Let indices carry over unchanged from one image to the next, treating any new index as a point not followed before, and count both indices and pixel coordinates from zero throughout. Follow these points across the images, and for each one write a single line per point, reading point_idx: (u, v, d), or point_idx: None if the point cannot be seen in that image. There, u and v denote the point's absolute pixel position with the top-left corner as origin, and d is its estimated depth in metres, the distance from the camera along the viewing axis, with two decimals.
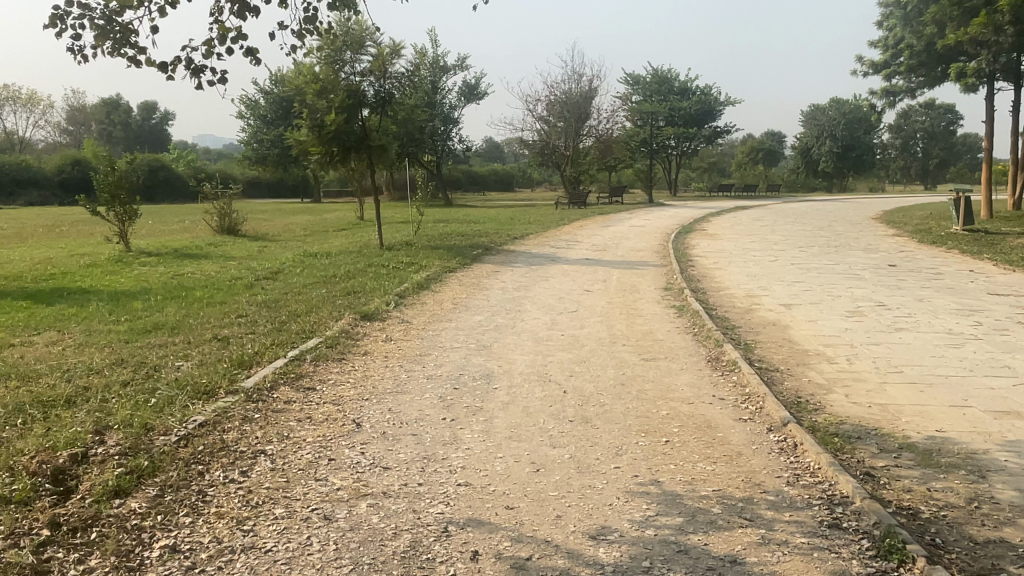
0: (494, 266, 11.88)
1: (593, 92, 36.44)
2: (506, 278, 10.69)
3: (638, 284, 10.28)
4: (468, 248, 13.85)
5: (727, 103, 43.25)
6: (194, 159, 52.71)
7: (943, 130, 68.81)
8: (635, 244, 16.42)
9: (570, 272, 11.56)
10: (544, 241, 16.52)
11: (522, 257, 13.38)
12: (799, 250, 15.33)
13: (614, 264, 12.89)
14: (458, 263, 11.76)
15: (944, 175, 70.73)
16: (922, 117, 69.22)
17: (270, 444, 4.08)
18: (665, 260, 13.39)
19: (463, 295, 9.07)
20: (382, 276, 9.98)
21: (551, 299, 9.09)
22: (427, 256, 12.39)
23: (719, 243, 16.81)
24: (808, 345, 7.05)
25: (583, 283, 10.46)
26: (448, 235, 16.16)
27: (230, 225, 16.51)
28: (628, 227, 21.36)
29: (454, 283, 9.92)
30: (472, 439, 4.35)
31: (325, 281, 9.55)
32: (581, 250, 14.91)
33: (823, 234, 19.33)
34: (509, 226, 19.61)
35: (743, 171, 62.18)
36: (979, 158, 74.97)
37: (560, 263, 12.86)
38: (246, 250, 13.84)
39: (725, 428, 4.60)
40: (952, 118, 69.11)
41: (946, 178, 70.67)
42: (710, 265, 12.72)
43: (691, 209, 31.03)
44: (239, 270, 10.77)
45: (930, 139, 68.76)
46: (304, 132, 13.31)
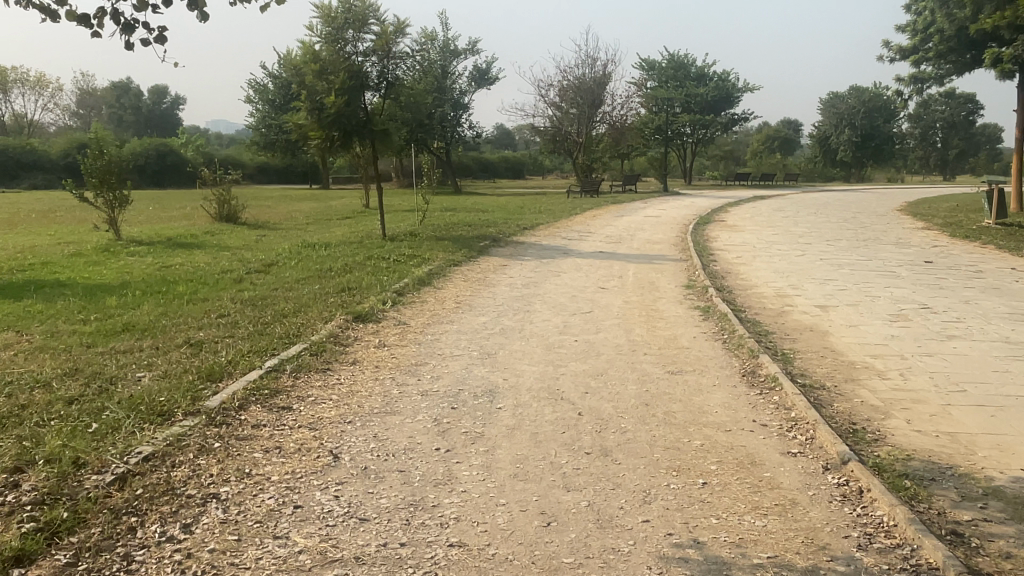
0: (502, 259, 11.15)
1: (607, 78, 35.43)
2: (515, 273, 9.95)
3: (657, 282, 9.52)
4: (476, 239, 13.13)
5: (745, 89, 42.22)
6: (202, 143, 52.17)
7: (964, 120, 67.30)
8: (652, 236, 15.62)
9: (584, 267, 10.81)
10: (557, 232, 15.77)
11: (533, 249, 12.64)
12: (826, 244, 14.52)
13: (631, 257, 12.13)
14: (465, 256, 11.04)
15: (965, 165, 69.21)
16: (943, 106, 67.73)
17: (225, 485, 3.37)
18: (685, 253, 12.62)
19: (467, 293, 8.34)
20: (382, 270, 9.26)
21: (563, 298, 8.36)
22: (431, 248, 11.67)
23: (741, 235, 16.01)
24: (852, 356, 6.29)
25: (597, 279, 9.72)
26: (455, 225, 15.41)
27: (228, 213, 15.82)
28: (643, 218, 20.59)
29: (459, 279, 9.20)
30: (470, 478, 3.63)
31: (320, 275, 8.84)
32: (595, 243, 14.15)
33: (848, 227, 18.46)
34: (520, 215, 18.86)
35: (760, 159, 61.09)
36: (1001, 148, 73.33)
37: (572, 256, 12.12)
38: (243, 239, 13.16)
39: (773, 467, 3.86)
40: (974, 107, 67.59)
41: (967, 169, 69.16)
42: (734, 260, 11.93)
43: (707, 198, 30.16)
44: (230, 262, 10.08)
45: (951, 128, 67.28)
46: (303, 116, 12.49)
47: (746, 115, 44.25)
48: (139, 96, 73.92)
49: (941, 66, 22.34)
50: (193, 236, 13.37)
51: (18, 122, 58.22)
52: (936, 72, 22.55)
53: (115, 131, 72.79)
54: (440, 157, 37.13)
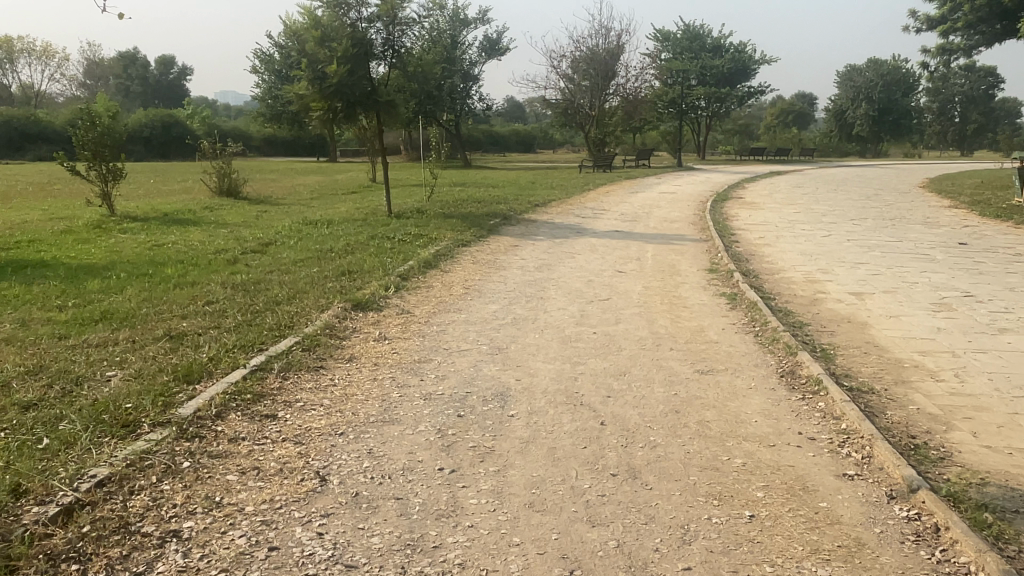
0: (513, 240, 10.60)
1: (621, 49, 34.37)
2: (527, 255, 9.39)
3: (678, 265, 8.94)
4: (486, 217, 12.57)
5: (762, 61, 40.99)
6: (209, 114, 51.54)
7: (985, 94, 65.75)
8: (669, 214, 14.99)
9: (601, 248, 10.24)
10: (570, 209, 15.16)
11: (546, 228, 12.06)
12: (852, 223, 13.85)
13: (648, 237, 11.53)
14: (473, 236, 10.48)
15: (984, 141, 67.75)
16: (963, 80, 66.02)
17: (190, 519, 2.87)
18: (705, 233, 12.03)
19: (476, 277, 7.79)
20: (385, 251, 8.72)
21: (578, 283, 7.81)
22: (438, 226, 11.13)
23: (762, 214, 15.35)
24: (899, 353, 5.71)
25: (614, 262, 9.16)
26: (464, 201, 14.84)
27: (229, 187, 15.29)
28: (659, 194, 19.93)
29: (467, 261, 8.65)
30: (478, 508, 3.11)
31: (320, 256, 8.30)
32: (610, 221, 13.55)
33: (872, 205, 17.77)
34: (531, 191, 18.23)
35: (775, 134, 59.94)
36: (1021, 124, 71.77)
37: (587, 235, 11.53)
38: (244, 216, 12.64)
39: (831, 496, 3.33)
40: (995, 81, 66.03)
41: (986, 144, 67.72)
42: (758, 241, 11.31)
43: (723, 173, 29.40)
44: (226, 241, 9.55)
45: (970, 102, 65.65)
46: (304, 86, 11.83)
47: (763, 87, 43.10)
48: (147, 66, 73.15)
49: (971, 36, 21.35)
50: (191, 212, 12.86)
51: (26, 93, 57.77)
52: (965, 42, 21.56)
53: (123, 102, 72.16)
54: (450, 130, 36.40)
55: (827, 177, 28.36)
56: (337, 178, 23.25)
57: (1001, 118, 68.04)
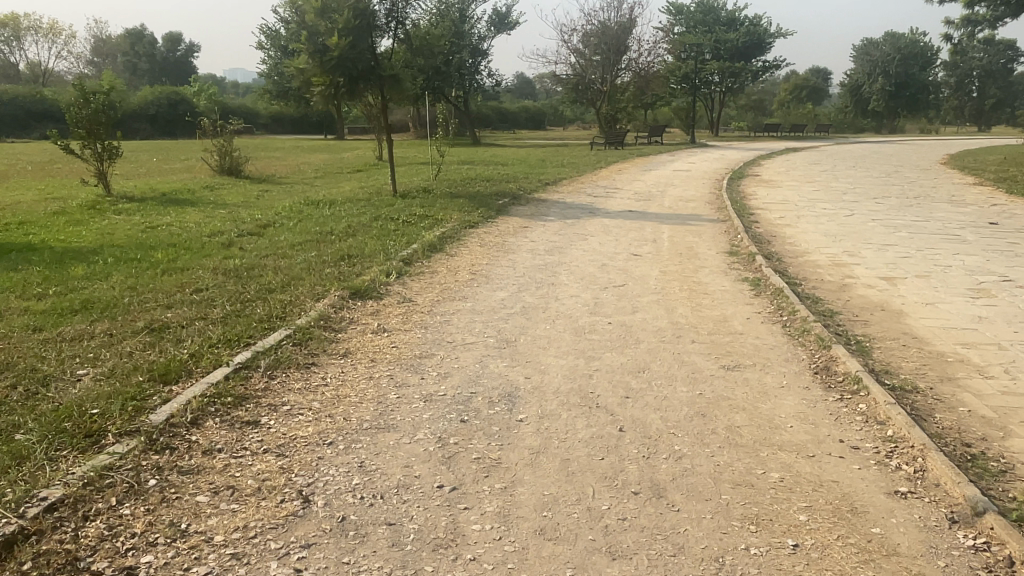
0: (523, 220, 10.17)
1: (633, 23, 33.36)
2: (537, 237, 8.96)
3: (697, 248, 8.50)
4: (494, 196, 12.13)
5: (779, 34, 40.11)
6: (216, 92, 51.05)
7: (1004, 68, 64.27)
8: (684, 193, 14.48)
9: (615, 229, 9.79)
10: (581, 187, 14.67)
11: (557, 208, 11.60)
12: (875, 202, 13.32)
13: (664, 218, 11.06)
14: (481, 217, 10.04)
15: (1003, 116, 66.36)
16: (982, 53, 64.45)
17: (149, 553, 2.50)
18: (722, 213, 11.56)
19: (483, 263, 7.37)
20: (388, 234, 8.31)
21: (592, 268, 7.37)
22: (445, 206, 10.70)
23: (781, 192, 14.81)
24: (940, 345, 5.27)
25: (629, 244, 8.73)
26: (472, 180, 14.40)
27: (231, 166, 14.86)
28: (673, 172, 19.39)
29: (474, 245, 8.23)
30: (481, 535, 2.72)
31: (320, 239, 7.90)
32: (623, 200, 13.06)
33: (894, 183, 17.18)
34: (542, 169, 17.73)
35: (789, 109, 58.87)
36: None
37: (600, 216, 11.07)
38: (245, 195, 12.26)
39: (884, 521, 2.92)
40: (1015, 54, 64.51)
41: (1005, 120, 66.35)
42: (779, 221, 10.81)
43: (737, 150, 28.74)
44: (223, 223, 9.16)
45: (989, 77, 64.13)
46: (304, 60, 11.32)
47: (778, 61, 42.20)
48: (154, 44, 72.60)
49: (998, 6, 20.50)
50: (191, 191, 12.48)
51: (33, 72, 57.45)
52: (991, 12, 20.74)
53: (130, 79, 71.69)
54: (458, 107, 35.81)
55: (843, 153, 27.69)
56: (343, 156, 22.81)
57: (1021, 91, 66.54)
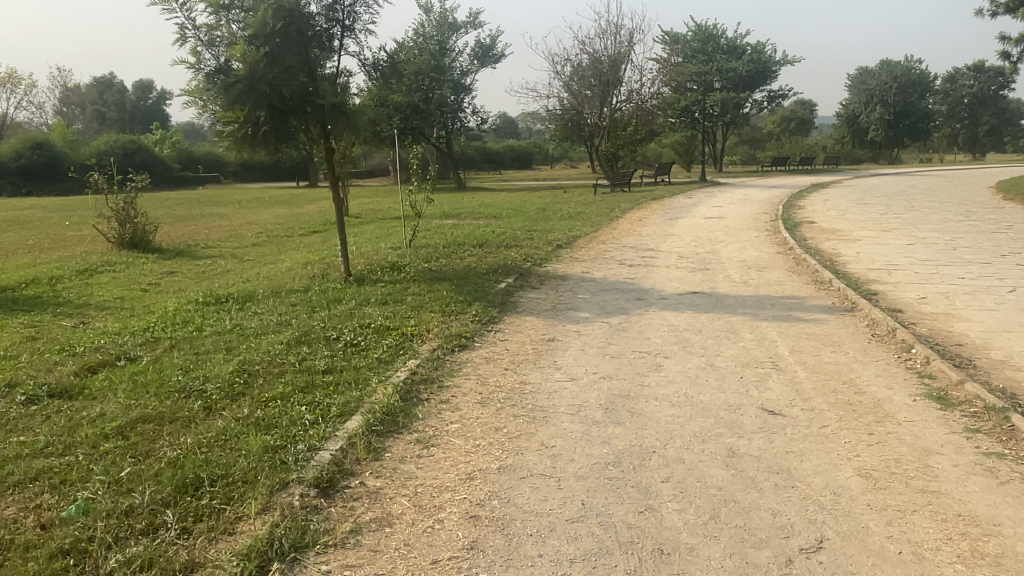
0: (543, 325, 6.44)
1: (629, 51, 29.75)
2: (579, 368, 5.20)
3: (871, 392, 4.77)
4: (493, 274, 8.42)
5: (783, 60, 37.85)
6: (178, 140, 47.54)
7: (994, 96, 63.25)
8: (743, 254, 10.87)
9: (695, 339, 6.06)
10: (606, 250, 11.06)
11: (588, 292, 7.93)
12: (1013, 262, 9.78)
13: (753, 306, 7.37)
14: (477, 322, 6.27)
15: (993, 146, 65.06)
16: (972, 80, 65.15)
17: None
18: (830, 292, 7.91)
19: (492, 468, 3.55)
20: (306, 386, 4.48)
21: (716, 471, 3.58)
22: (419, 299, 6.93)
23: (866, 249, 11.29)
24: None
25: (742, 382, 4.98)
26: (458, 246, 10.68)
27: (133, 237, 11.04)
28: (705, 220, 15.94)
29: (469, 402, 4.41)
30: None
31: (167, 414, 4.04)
32: (672, 270, 9.43)
33: (991, 229, 13.69)
34: (546, 223, 14.19)
35: (785, 141, 56.27)
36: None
37: (656, 305, 7.37)
38: (131, 285, 8.45)
39: None
40: (1004, 82, 63.86)
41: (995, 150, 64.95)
42: (929, 309, 7.18)
43: (755, 188, 25.50)
44: (31, 362, 5.27)
45: (980, 104, 63.59)
46: (197, 86, 7.47)
47: (781, 90, 39.49)
48: (123, 93, 69.70)
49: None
50: (54, 280, 8.69)
51: None
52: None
53: (97, 128, 68.16)
54: (440, 148, 32.37)
55: (877, 191, 24.42)
56: (302, 210, 19.11)
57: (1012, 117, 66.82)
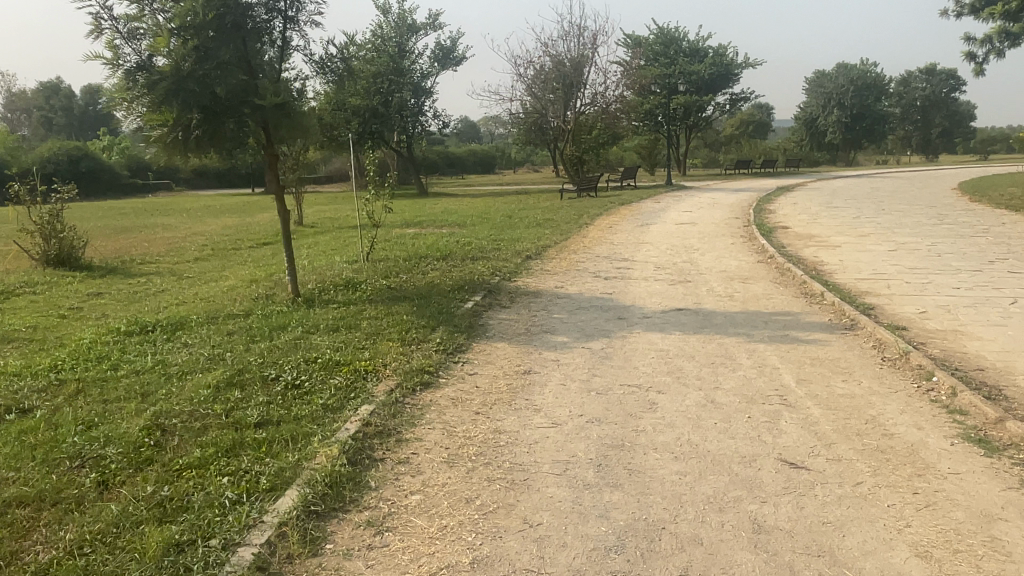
0: (517, 353, 5.69)
1: (592, 54, 29.18)
2: (562, 409, 4.45)
3: (900, 434, 4.11)
4: (458, 292, 7.65)
5: (745, 63, 37.73)
6: (127, 146, 45.73)
7: (945, 99, 64.66)
8: (723, 264, 10.26)
9: (689, 367, 5.36)
10: (578, 261, 10.37)
11: (564, 311, 7.21)
12: (1003, 270, 9.33)
13: (745, 325, 6.71)
14: (441, 351, 5.48)
15: (944, 148, 66.42)
16: (924, 83, 66.49)
17: None
18: (825, 307, 7.30)
19: (464, 562, 2.78)
20: (232, 448, 3.66)
21: (745, 557, 2.86)
22: (375, 324, 6.12)
23: (848, 256, 10.80)
24: None
25: (751, 423, 4.29)
26: (420, 259, 9.87)
27: (60, 254, 10.03)
28: (676, 226, 15.39)
29: (433, 464, 3.62)
30: None
31: (50, 494, 3.21)
32: (651, 284, 8.75)
33: (967, 233, 13.34)
34: (513, 231, 13.44)
35: (746, 144, 56.40)
36: (977, 132, 70.34)
37: (640, 326, 6.66)
38: (47, 311, 7.49)
39: None
40: (954, 85, 65.27)
41: (946, 152, 66.31)
42: (933, 326, 6.60)
43: (722, 192, 25.10)
44: None
45: (932, 106, 64.83)
46: (117, 85, 6.56)
47: (743, 93, 39.42)
48: (70, 98, 67.16)
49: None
50: None
51: None
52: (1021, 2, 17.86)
53: (42, 135, 65.51)
54: (401, 152, 31.47)
55: (844, 194, 24.20)
56: (254, 219, 18.07)
57: (962, 120, 68.25)
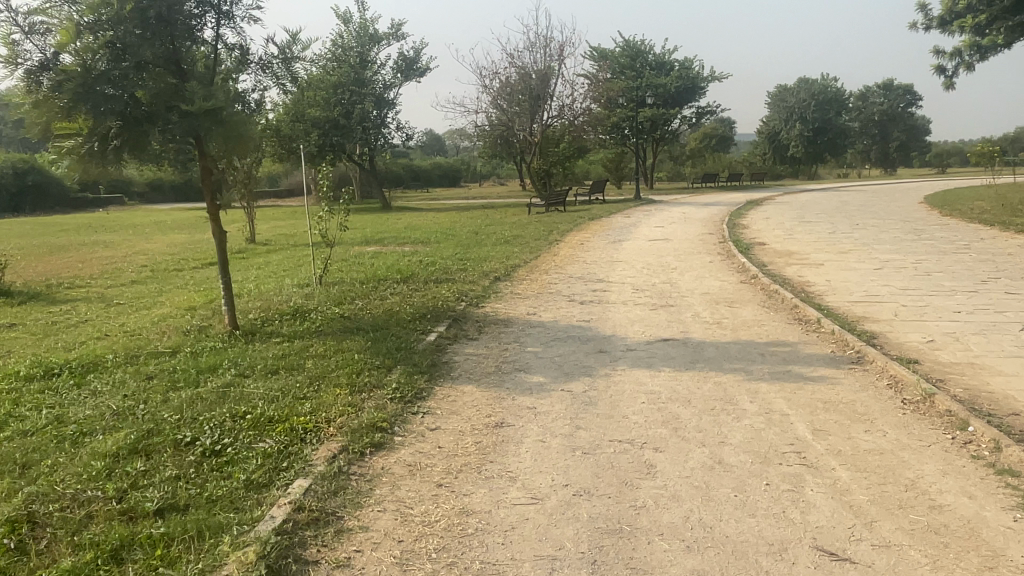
0: (486, 398, 4.88)
1: (559, 66, 28.63)
2: (542, 476, 3.66)
3: (951, 507, 3.40)
4: (419, 321, 6.82)
5: (711, 77, 37.61)
6: None
7: (902, 113, 65.71)
8: (705, 285, 9.59)
9: (687, 416, 4.60)
10: (551, 283, 9.63)
11: (537, 343, 6.43)
12: (1000, 291, 8.82)
13: (742, 358, 5.99)
14: (397, 398, 4.63)
15: (902, 162, 67.43)
16: (882, 98, 67.54)
17: None
18: (825, 336, 6.64)
19: None
20: (114, 552, 2.81)
21: None
22: (322, 365, 5.27)
23: (834, 275, 10.22)
24: None
25: (772, 493, 3.54)
26: (379, 282, 9.03)
27: None
28: (650, 242, 14.77)
29: (383, 569, 2.80)
30: None
31: None
32: (632, 309, 8.02)
33: (949, 249, 12.91)
34: (480, 249, 12.65)
35: (710, 157, 56.43)
36: (934, 146, 71.63)
37: (626, 361, 5.91)
38: None
39: None
40: (911, 99, 66.42)
41: (904, 165, 67.32)
42: (946, 358, 5.96)
43: (692, 207, 24.62)
44: None
45: (890, 120, 65.84)
46: (19, 87, 5.67)
47: (709, 107, 39.30)
48: None
49: (1011, 9, 17.42)
50: None
51: None
52: (989, 15, 17.68)
53: None
54: (363, 165, 30.55)
55: (814, 208, 23.89)
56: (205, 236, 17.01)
57: (919, 133, 69.44)
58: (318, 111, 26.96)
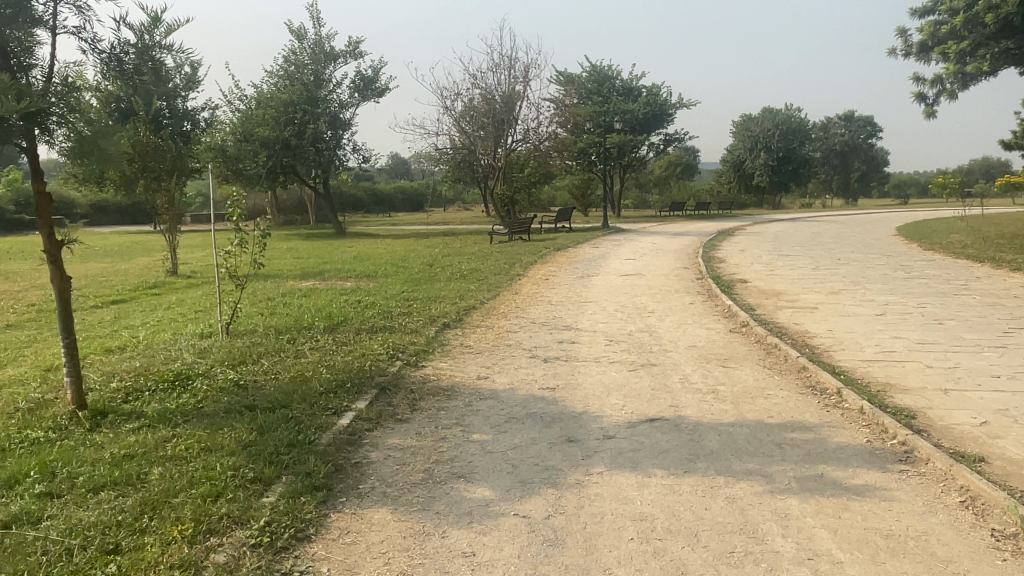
0: (402, 534, 3.31)
1: (523, 88, 27.36)
2: None
3: None
4: (332, 394, 5.22)
5: (678, 104, 36.76)
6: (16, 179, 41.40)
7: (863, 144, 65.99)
8: (690, 335, 8.16)
9: (697, 568, 3.10)
10: (509, 331, 8.11)
11: (486, 427, 4.87)
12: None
13: (755, 452, 4.51)
14: (262, 547, 3.06)
15: (864, 192, 67.50)
16: (842, 129, 68.07)
17: None
18: (854, 416, 5.20)
19: None
20: None
21: None
22: (173, 476, 3.67)
23: (835, 324, 8.86)
24: None
25: None
26: (298, 332, 7.40)
27: None
28: (621, 278, 13.37)
29: None
30: None
31: None
32: (607, 370, 6.53)
33: (949, 291, 11.68)
34: (429, 287, 11.09)
35: (676, 185, 55.66)
36: (894, 177, 71.94)
37: (605, 456, 4.39)
38: None
39: None
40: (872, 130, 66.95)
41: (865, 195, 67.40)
42: (1016, 451, 4.58)
43: (662, 237, 23.37)
44: None
45: (851, 150, 66.11)
46: None
47: (677, 134, 38.49)
48: None
49: (995, 35, 16.69)
50: None
51: None
52: (972, 41, 16.96)
53: None
54: (316, 189, 28.89)
55: (790, 240, 22.81)
56: (125, 266, 15.16)
57: (878, 164, 70.09)
58: (268, 131, 25.35)
